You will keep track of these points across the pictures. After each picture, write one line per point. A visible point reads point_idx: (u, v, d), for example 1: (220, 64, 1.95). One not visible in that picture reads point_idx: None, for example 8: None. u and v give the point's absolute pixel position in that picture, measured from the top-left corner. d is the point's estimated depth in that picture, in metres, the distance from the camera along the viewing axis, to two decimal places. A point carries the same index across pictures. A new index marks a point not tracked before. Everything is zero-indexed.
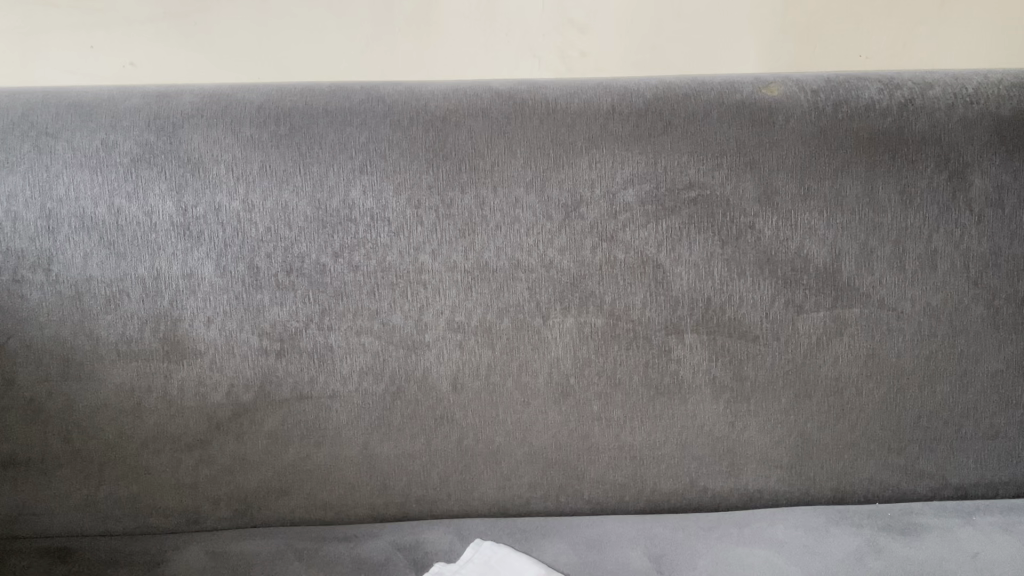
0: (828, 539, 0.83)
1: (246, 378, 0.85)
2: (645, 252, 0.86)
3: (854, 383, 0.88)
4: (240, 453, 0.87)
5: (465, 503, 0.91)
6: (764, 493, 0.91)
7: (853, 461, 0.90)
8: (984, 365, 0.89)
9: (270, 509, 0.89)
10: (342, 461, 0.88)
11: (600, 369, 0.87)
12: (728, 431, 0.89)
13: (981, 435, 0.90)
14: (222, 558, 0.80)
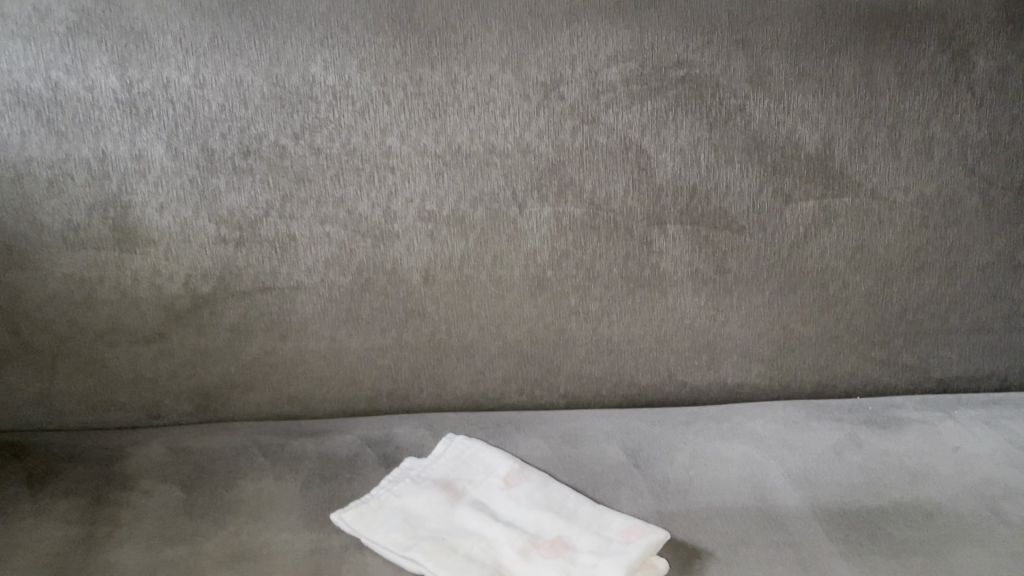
0: (809, 431, 0.80)
1: (205, 269, 0.80)
2: (628, 137, 0.80)
3: (840, 277, 0.85)
4: (202, 345, 0.83)
5: (438, 397, 0.88)
6: (743, 388, 0.90)
7: (834, 355, 0.88)
8: (974, 257, 0.85)
9: (235, 403, 0.86)
10: (309, 354, 0.84)
11: (578, 261, 0.83)
12: (709, 325, 0.86)
13: (966, 329, 0.88)
14: (184, 453, 0.78)
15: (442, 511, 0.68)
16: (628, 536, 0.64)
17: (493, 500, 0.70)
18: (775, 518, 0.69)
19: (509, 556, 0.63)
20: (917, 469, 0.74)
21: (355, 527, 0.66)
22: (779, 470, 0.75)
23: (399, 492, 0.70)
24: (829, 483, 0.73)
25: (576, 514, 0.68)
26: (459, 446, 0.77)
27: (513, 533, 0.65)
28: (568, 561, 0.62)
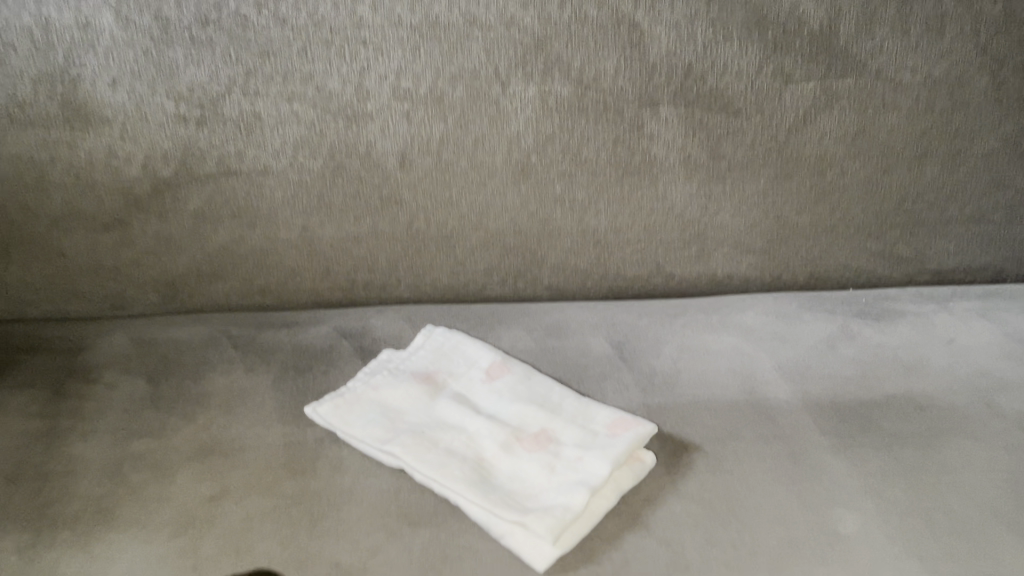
0: (801, 323, 0.77)
1: (165, 150, 0.75)
2: (620, 9, 0.74)
3: (838, 164, 0.81)
4: (166, 233, 0.78)
5: (417, 289, 0.85)
6: (732, 279, 0.87)
7: (829, 246, 0.85)
8: (979, 143, 0.81)
9: (203, 293, 0.82)
10: (279, 242, 0.80)
11: (564, 146, 0.78)
12: (700, 214, 0.82)
13: (965, 219, 0.85)
14: (149, 345, 0.74)
15: (422, 405, 0.66)
16: (614, 429, 0.62)
17: (474, 393, 0.68)
18: (765, 411, 0.67)
19: (491, 450, 0.61)
20: (910, 361, 0.72)
21: (330, 421, 0.64)
22: (770, 364, 0.72)
23: (376, 385, 0.67)
24: (820, 376, 0.71)
25: (561, 407, 0.65)
26: (439, 337, 0.73)
27: (494, 426, 0.63)
28: (552, 455, 0.60)
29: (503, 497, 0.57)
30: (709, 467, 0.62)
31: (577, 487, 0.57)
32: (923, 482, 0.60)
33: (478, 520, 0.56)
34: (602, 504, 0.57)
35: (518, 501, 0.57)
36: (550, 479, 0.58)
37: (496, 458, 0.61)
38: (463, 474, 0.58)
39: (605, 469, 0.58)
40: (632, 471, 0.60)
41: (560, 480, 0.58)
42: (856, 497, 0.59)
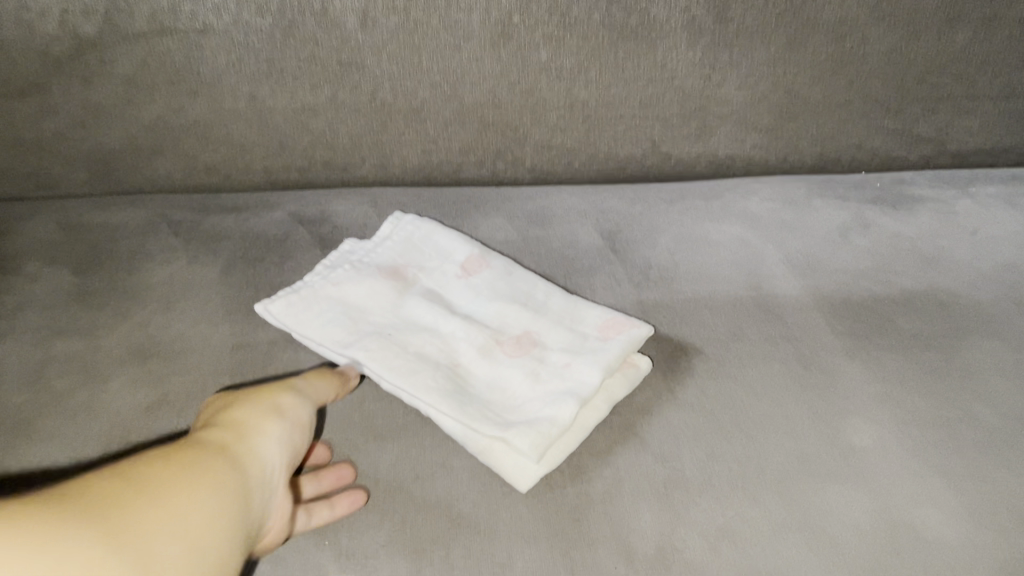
0: (809, 211, 0.70)
1: (84, 3, 0.63)
2: None
3: (860, 30, 0.71)
4: (93, 101, 0.68)
5: (384, 168, 0.76)
6: (733, 159, 0.79)
7: (842, 124, 0.77)
8: (1019, 8, 0.71)
9: (142, 170, 0.73)
10: (225, 114, 0.70)
11: (551, 5, 0.67)
12: (702, 87, 0.73)
13: (992, 95, 0.76)
14: (79, 231, 0.65)
15: (388, 303, 0.58)
16: (606, 332, 0.55)
17: (448, 290, 0.60)
18: (772, 310, 0.60)
19: (467, 355, 0.54)
20: (930, 254, 0.65)
21: (285, 320, 0.56)
22: (776, 256, 0.65)
23: (336, 280, 0.59)
24: (832, 270, 0.64)
25: (546, 306, 0.59)
26: (407, 225, 0.65)
27: (471, 327, 0.56)
28: (536, 361, 0.54)
29: (482, 408, 0.51)
30: (710, 372, 0.55)
31: (566, 397, 0.51)
32: (945, 390, 0.54)
33: (452, 434, 0.50)
34: (592, 416, 0.51)
35: (499, 413, 0.50)
36: (535, 388, 0.52)
37: (473, 364, 0.54)
38: (437, 382, 0.52)
39: (597, 377, 0.52)
40: (626, 378, 0.53)
41: (546, 388, 0.52)
42: (871, 406, 0.53)
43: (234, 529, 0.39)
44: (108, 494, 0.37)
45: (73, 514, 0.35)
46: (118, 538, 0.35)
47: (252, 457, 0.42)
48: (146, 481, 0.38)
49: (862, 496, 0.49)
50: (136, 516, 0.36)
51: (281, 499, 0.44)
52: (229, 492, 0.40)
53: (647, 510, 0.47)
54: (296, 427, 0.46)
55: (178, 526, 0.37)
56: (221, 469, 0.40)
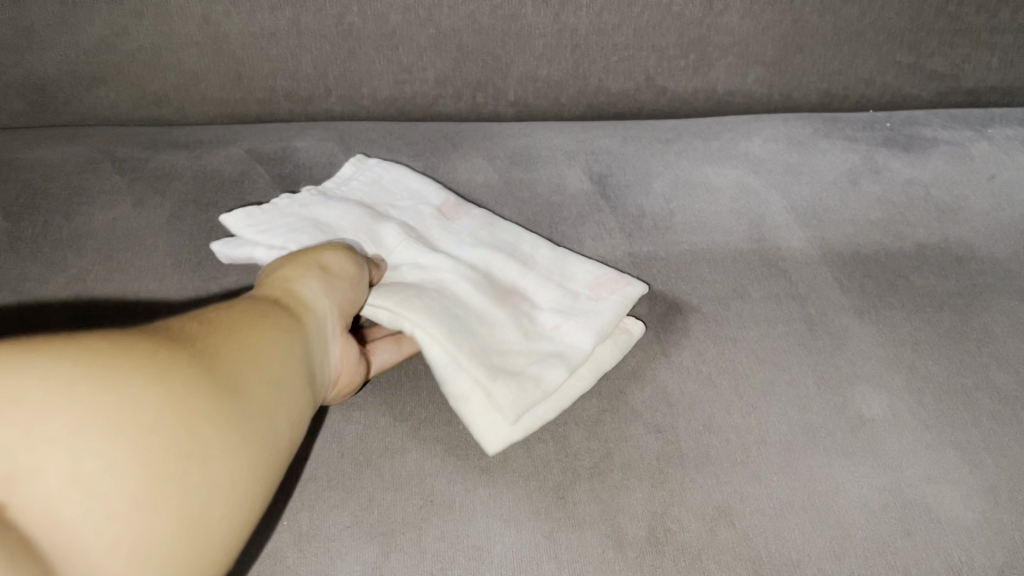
0: (816, 154, 0.65)
1: None
2: None
3: None
4: (24, 21, 0.61)
5: (353, 102, 0.69)
6: (734, 97, 0.73)
7: (851, 59, 0.71)
8: None
9: (84, 102, 0.66)
10: (175, 39, 0.63)
11: None
12: (702, 14, 0.67)
13: (1014, 28, 0.70)
14: (10, 168, 0.59)
15: (363, 231, 0.53)
16: (598, 291, 0.51)
17: (427, 233, 0.55)
18: (775, 265, 0.55)
19: (453, 286, 0.49)
20: (946, 202, 0.60)
21: (248, 234, 0.52)
22: (781, 204, 0.60)
23: (306, 201, 0.54)
24: (840, 219, 0.59)
25: (532, 258, 0.53)
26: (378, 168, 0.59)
27: (458, 261, 0.51)
28: (524, 313, 0.49)
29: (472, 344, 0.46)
30: (708, 334, 0.51)
31: (559, 359, 0.46)
32: (962, 354, 0.50)
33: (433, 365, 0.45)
34: (580, 382, 0.47)
35: (489, 356, 0.46)
36: (524, 341, 0.47)
37: (461, 294, 0.49)
38: (425, 304, 0.46)
39: (590, 343, 0.47)
40: (619, 343, 0.49)
41: (537, 343, 0.47)
42: (881, 371, 0.49)
43: (299, 365, 0.38)
44: (180, 329, 0.35)
45: (156, 339, 0.33)
46: (200, 360, 0.33)
47: (307, 300, 0.41)
48: (213, 321, 0.36)
49: (871, 472, 0.44)
50: (211, 345, 0.35)
51: (339, 344, 0.42)
52: (290, 332, 0.38)
53: (638, 488, 0.43)
54: (347, 280, 0.45)
55: (250, 357, 0.35)
56: (277, 311, 0.39)
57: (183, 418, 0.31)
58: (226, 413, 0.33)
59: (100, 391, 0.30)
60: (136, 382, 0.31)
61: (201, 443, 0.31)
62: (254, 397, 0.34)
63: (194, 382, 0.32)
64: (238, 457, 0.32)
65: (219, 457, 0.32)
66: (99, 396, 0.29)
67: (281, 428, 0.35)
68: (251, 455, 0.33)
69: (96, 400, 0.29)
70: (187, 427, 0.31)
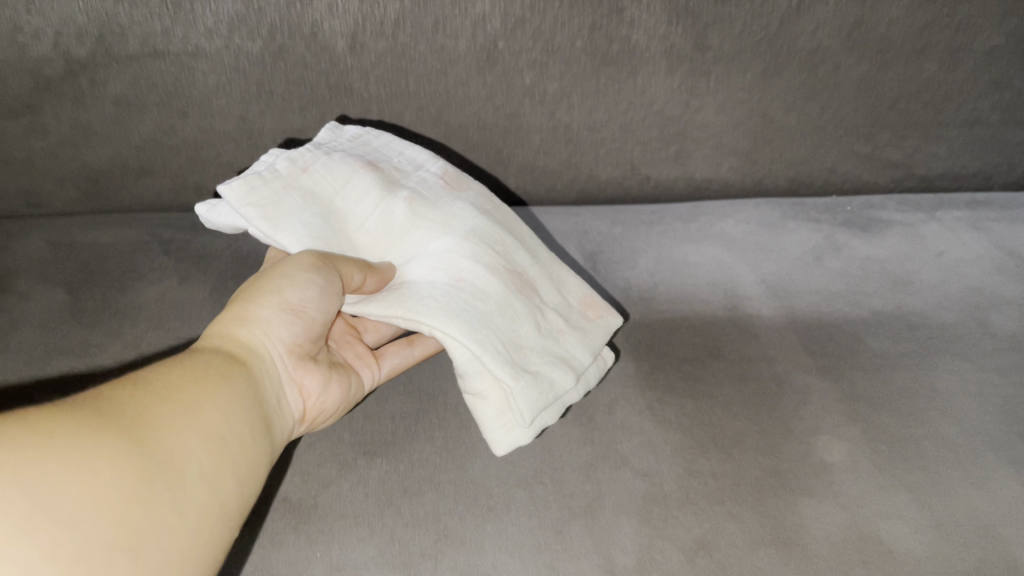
0: (784, 233, 0.73)
1: (78, 26, 0.64)
2: None
3: (832, 58, 0.73)
4: (83, 121, 0.69)
5: None
6: (710, 182, 0.81)
7: (815, 149, 0.79)
8: (983, 39, 0.74)
9: (130, 190, 0.75)
10: (215, 135, 0.71)
11: (534, 31, 0.69)
12: (681, 112, 0.75)
13: (958, 122, 0.79)
14: (69, 250, 0.67)
15: (373, 208, 0.55)
16: (585, 311, 0.57)
17: (433, 197, 0.57)
18: (747, 329, 0.62)
19: (471, 271, 0.52)
20: (898, 276, 0.68)
21: (248, 214, 0.50)
22: (752, 276, 0.68)
23: (306, 166, 0.55)
24: (805, 290, 0.66)
25: (530, 249, 0.59)
26: (375, 133, 0.63)
27: (470, 243, 0.54)
28: (534, 309, 0.54)
29: (495, 339, 0.49)
30: (689, 390, 0.58)
31: (563, 365, 0.52)
32: (912, 407, 0.56)
33: (459, 367, 0.48)
34: (574, 392, 0.53)
35: (509, 352, 0.49)
36: (539, 339, 0.52)
37: (482, 282, 0.52)
38: (445, 298, 0.49)
39: (587, 357, 0.54)
40: (597, 342, 0.56)
41: (544, 344, 0.52)
42: (841, 423, 0.55)
43: (246, 420, 0.43)
44: (116, 399, 0.37)
45: (100, 418, 0.36)
46: (132, 433, 0.36)
47: (249, 348, 0.47)
48: (149, 386, 0.40)
49: (832, 509, 0.50)
50: (143, 416, 0.37)
51: (291, 387, 0.49)
52: (226, 388, 0.43)
53: (627, 526, 0.49)
54: (297, 314, 0.49)
55: (195, 428, 0.39)
56: (221, 362, 0.45)
57: (119, 502, 0.33)
58: (173, 489, 0.36)
59: (47, 489, 0.31)
60: (85, 472, 0.33)
61: (151, 528, 0.34)
62: (192, 470, 0.37)
63: (133, 459, 0.35)
64: (169, 537, 0.35)
65: (170, 536, 0.35)
66: (46, 496, 0.31)
67: (228, 492, 0.39)
68: (182, 536, 0.35)
69: (51, 501, 0.31)
70: (141, 515, 0.34)
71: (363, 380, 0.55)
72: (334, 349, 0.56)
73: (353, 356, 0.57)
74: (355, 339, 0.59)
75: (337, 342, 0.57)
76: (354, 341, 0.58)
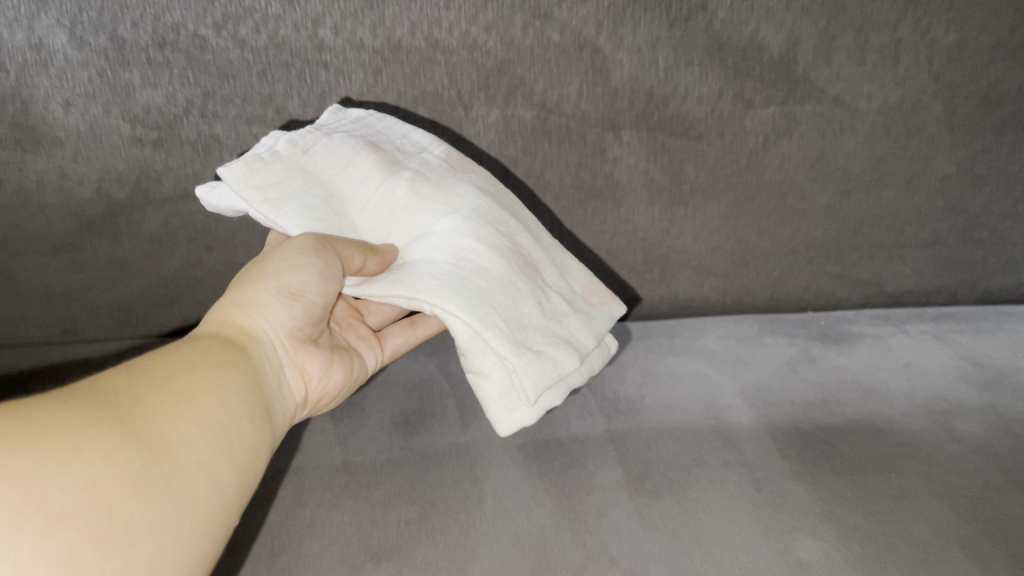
0: (761, 347, 0.78)
1: (119, 172, 0.72)
2: (584, 35, 0.71)
3: (799, 188, 0.81)
4: (119, 256, 0.77)
5: None
6: (694, 301, 0.87)
7: (789, 269, 0.86)
8: (934, 169, 0.81)
9: (158, 317, 0.81)
10: (237, 267, 0.78)
11: (527, 169, 0.77)
12: (662, 238, 0.82)
13: (920, 243, 0.85)
14: None
15: (376, 189, 0.61)
16: (591, 295, 0.65)
17: (434, 178, 0.63)
18: (728, 437, 0.67)
19: (472, 251, 0.58)
20: (869, 386, 0.73)
21: (249, 196, 0.56)
22: (732, 388, 0.73)
23: (306, 147, 0.60)
24: (782, 401, 0.71)
25: (533, 232, 0.65)
26: (378, 116, 0.67)
27: (473, 224, 0.60)
28: (537, 288, 0.60)
29: (496, 317, 0.55)
30: (673, 495, 0.62)
31: (562, 346, 0.58)
32: (883, 508, 0.60)
33: (464, 344, 0.55)
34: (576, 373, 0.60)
35: (512, 332, 0.55)
36: (539, 316, 0.59)
37: (485, 262, 0.58)
38: (447, 277, 0.55)
39: (590, 340, 0.60)
40: (592, 331, 0.62)
41: (545, 325, 0.58)
42: (816, 522, 0.59)
43: (243, 403, 0.49)
44: (111, 395, 0.42)
45: (96, 415, 0.40)
46: (127, 424, 0.41)
47: (249, 332, 0.54)
48: (145, 381, 0.44)
49: None
50: (137, 409, 0.42)
51: (292, 368, 0.57)
52: (223, 375, 0.49)
53: None
54: (296, 298, 0.55)
55: (188, 421, 0.44)
56: (223, 348, 0.51)
57: (110, 498, 0.38)
58: (164, 481, 0.41)
59: (44, 484, 0.35)
60: (79, 468, 0.37)
61: (141, 521, 0.39)
62: (182, 462, 0.42)
63: (126, 447, 0.40)
64: (159, 530, 0.39)
65: (159, 526, 0.40)
66: (42, 492, 0.35)
67: (217, 481, 0.44)
68: (172, 528, 0.40)
69: (48, 498, 0.35)
70: (132, 510, 0.38)
71: (365, 362, 0.66)
72: (339, 332, 0.65)
73: (357, 339, 0.66)
74: (359, 319, 0.69)
75: (341, 324, 0.66)
76: (357, 323, 0.68)
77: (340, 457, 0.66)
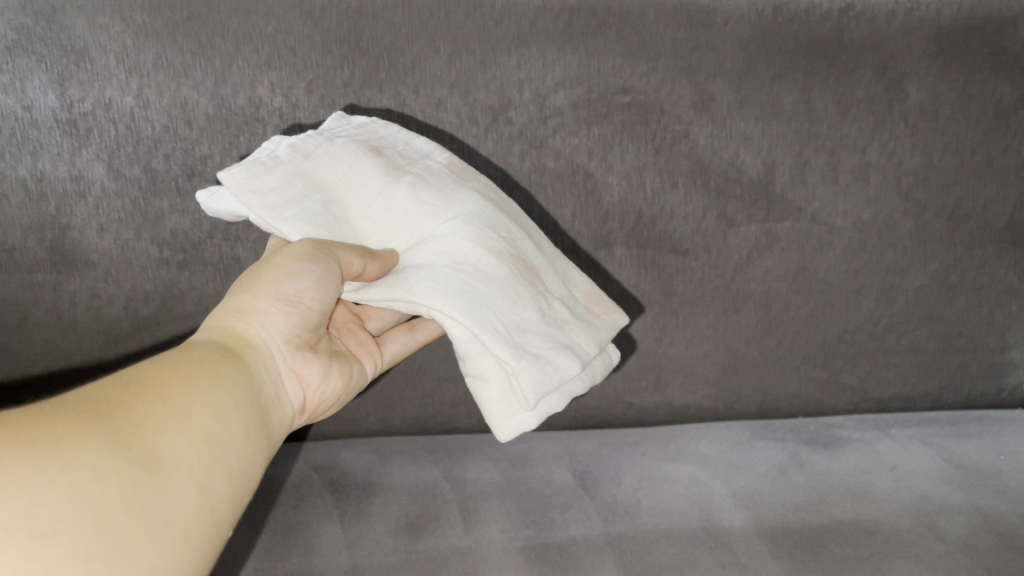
0: (752, 452, 0.82)
1: (145, 291, 0.77)
2: (576, 160, 0.78)
3: (782, 298, 0.85)
4: None
5: (386, 421, 0.85)
6: (688, 408, 0.91)
7: (777, 376, 0.90)
8: (910, 280, 0.86)
9: None
10: None
11: None
12: (655, 346, 0.86)
13: (901, 349, 0.89)
14: None
15: (378, 192, 0.61)
16: (591, 304, 0.65)
17: (434, 181, 0.63)
18: (721, 538, 0.70)
19: (473, 254, 0.58)
20: (856, 488, 0.76)
21: (249, 200, 0.57)
22: (724, 491, 0.76)
23: (308, 153, 0.62)
24: (772, 503, 0.74)
25: (535, 238, 0.65)
26: (381, 123, 0.68)
27: (473, 228, 0.60)
28: (538, 294, 0.61)
29: (496, 321, 0.55)
30: None
31: (564, 351, 0.58)
32: None
33: (464, 345, 0.55)
34: (577, 381, 0.60)
35: (510, 335, 0.56)
36: (540, 321, 0.59)
37: (485, 264, 0.58)
38: (446, 280, 0.55)
39: (591, 348, 0.61)
40: (594, 339, 0.62)
41: (545, 330, 0.59)
42: None
43: (236, 414, 0.49)
44: (101, 407, 0.41)
45: (85, 426, 0.39)
46: (117, 435, 0.40)
47: (247, 340, 0.55)
48: (135, 393, 0.44)
49: None
50: (126, 419, 0.42)
51: (291, 376, 0.58)
52: (218, 382, 0.49)
53: None
54: (293, 303, 0.56)
55: (178, 432, 0.44)
56: (220, 353, 0.52)
57: (99, 511, 0.37)
58: (151, 493, 0.40)
59: (34, 496, 0.35)
60: (69, 479, 0.36)
61: (129, 531, 0.38)
62: (170, 473, 0.42)
63: (114, 458, 0.39)
64: (145, 542, 0.39)
65: (146, 538, 0.39)
66: (33, 504, 0.35)
67: (205, 494, 0.44)
68: (158, 541, 0.40)
69: (38, 510, 0.35)
70: (120, 521, 0.38)
71: (364, 369, 0.67)
72: (339, 337, 0.67)
73: (357, 345, 0.67)
74: (358, 323, 0.70)
75: (341, 329, 0.68)
76: (357, 328, 0.69)
77: (348, 561, 0.69)
